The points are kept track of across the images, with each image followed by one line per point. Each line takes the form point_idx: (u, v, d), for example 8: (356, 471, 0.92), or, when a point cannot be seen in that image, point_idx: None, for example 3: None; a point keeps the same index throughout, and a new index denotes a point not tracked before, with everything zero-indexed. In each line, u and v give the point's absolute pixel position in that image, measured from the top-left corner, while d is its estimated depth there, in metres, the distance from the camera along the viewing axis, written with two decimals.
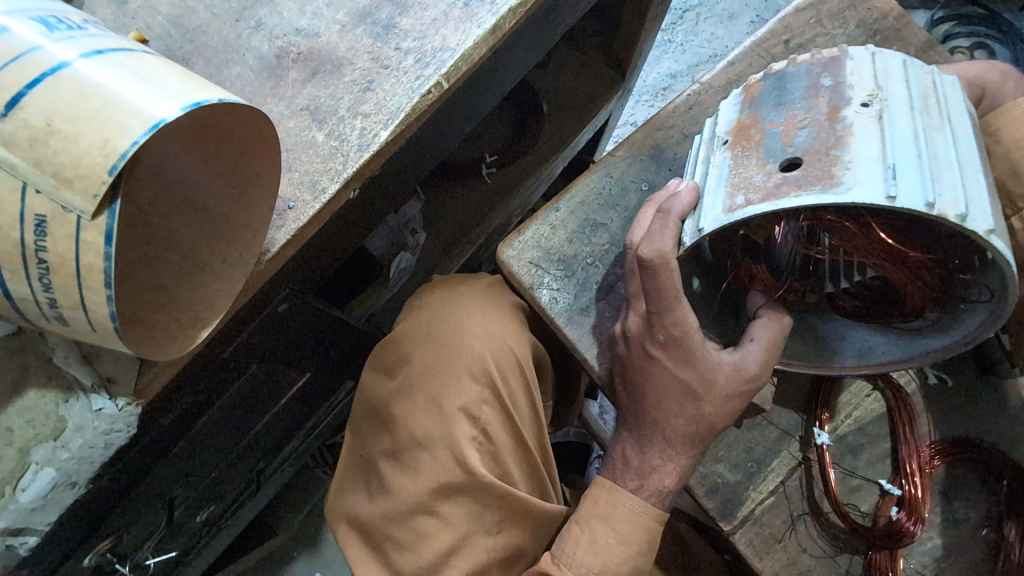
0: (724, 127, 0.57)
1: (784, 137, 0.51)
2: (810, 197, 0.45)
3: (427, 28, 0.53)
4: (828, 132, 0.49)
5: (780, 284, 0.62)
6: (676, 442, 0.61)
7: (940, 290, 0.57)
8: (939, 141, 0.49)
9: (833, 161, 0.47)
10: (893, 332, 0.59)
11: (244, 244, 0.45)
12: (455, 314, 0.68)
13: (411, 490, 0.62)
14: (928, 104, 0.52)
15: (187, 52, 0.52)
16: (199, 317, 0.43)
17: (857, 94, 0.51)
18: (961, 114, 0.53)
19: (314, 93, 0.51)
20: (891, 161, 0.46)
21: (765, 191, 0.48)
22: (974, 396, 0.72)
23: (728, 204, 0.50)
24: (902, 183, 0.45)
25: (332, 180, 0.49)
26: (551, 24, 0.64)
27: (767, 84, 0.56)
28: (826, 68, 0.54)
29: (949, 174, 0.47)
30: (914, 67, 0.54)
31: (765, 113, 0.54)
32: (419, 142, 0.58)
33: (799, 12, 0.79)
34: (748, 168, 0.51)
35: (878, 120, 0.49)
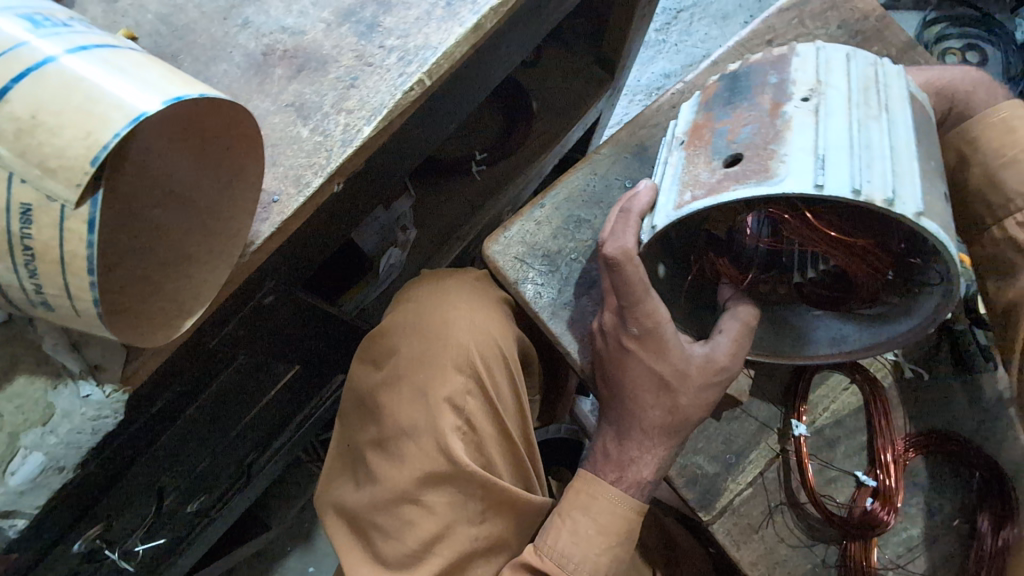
0: (682, 129, 0.59)
1: (730, 134, 0.52)
2: (746, 190, 0.47)
3: (410, 27, 0.54)
4: (768, 127, 0.51)
5: (748, 275, 0.63)
6: (655, 433, 0.62)
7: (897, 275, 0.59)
8: (874, 129, 0.50)
9: (769, 155, 0.49)
10: (860, 319, 0.61)
11: (229, 237, 0.46)
12: (441, 308, 0.69)
13: (397, 479, 0.63)
14: (867, 96, 0.53)
15: (175, 49, 0.53)
16: (183, 308, 0.45)
17: (798, 89, 0.52)
18: (902, 105, 0.54)
19: (299, 89, 0.52)
20: (822, 151, 0.47)
21: (709, 187, 0.50)
22: (951, 391, 0.73)
23: (677, 201, 0.52)
24: (831, 172, 0.46)
25: (316, 174, 0.50)
26: (535, 23, 0.65)
27: (720, 85, 0.58)
28: (773, 67, 0.55)
29: (881, 160, 0.48)
30: (856, 60, 0.55)
31: (716, 113, 0.55)
32: (404, 137, 0.59)
33: (783, 13, 0.81)
34: (698, 166, 0.53)
35: (815, 112, 0.50)
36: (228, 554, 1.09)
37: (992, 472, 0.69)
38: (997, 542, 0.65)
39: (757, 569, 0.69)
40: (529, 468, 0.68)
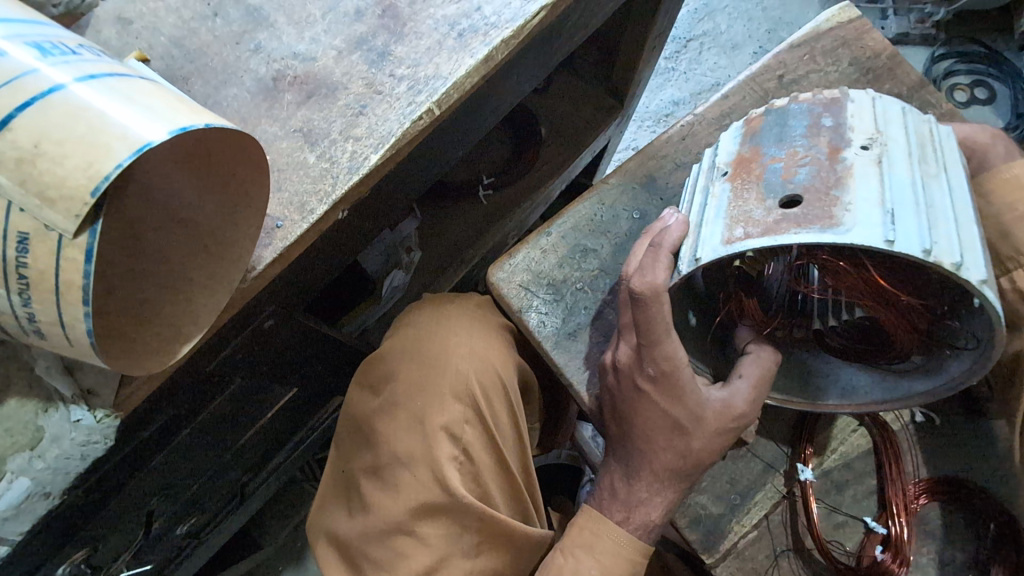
0: (724, 160, 0.57)
1: (784, 173, 0.50)
2: (808, 236, 0.44)
3: (422, 56, 0.54)
4: (828, 171, 0.48)
5: (770, 319, 0.63)
6: (660, 473, 0.60)
7: (928, 334, 0.57)
8: (935, 190, 0.47)
9: (833, 201, 0.45)
10: (879, 372, 0.59)
11: (230, 260, 0.46)
12: (443, 332, 0.68)
13: (391, 508, 0.62)
14: (926, 152, 0.50)
15: (187, 72, 0.53)
16: (181, 331, 0.45)
17: (857, 136, 0.50)
18: (959, 165, 0.51)
19: (307, 116, 0.52)
20: (890, 206, 0.44)
21: (764, 226, 0.47)
22: (964, 436, 0.71)
23: (727, 236, 0.49)
24: (900, 228, 0.43)
25: (321, 201, 0.50)
26: (546, 53, 0.65)
27: (767, 121, 0.56)
28: (827, 109, 0.53)
29: (946, 223, 0.45)
30: (911, 115, 0.53)
31: (766, 149, 0.53)
32: (413, 165, 0.59)
33: (794, 49, 0.83)
34: (748, 202, 0.50)
35: (879, 163, 0.47)
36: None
37: (1010, 525, 0.66)
38: None
39: None
40: (529, 501, 0.66)
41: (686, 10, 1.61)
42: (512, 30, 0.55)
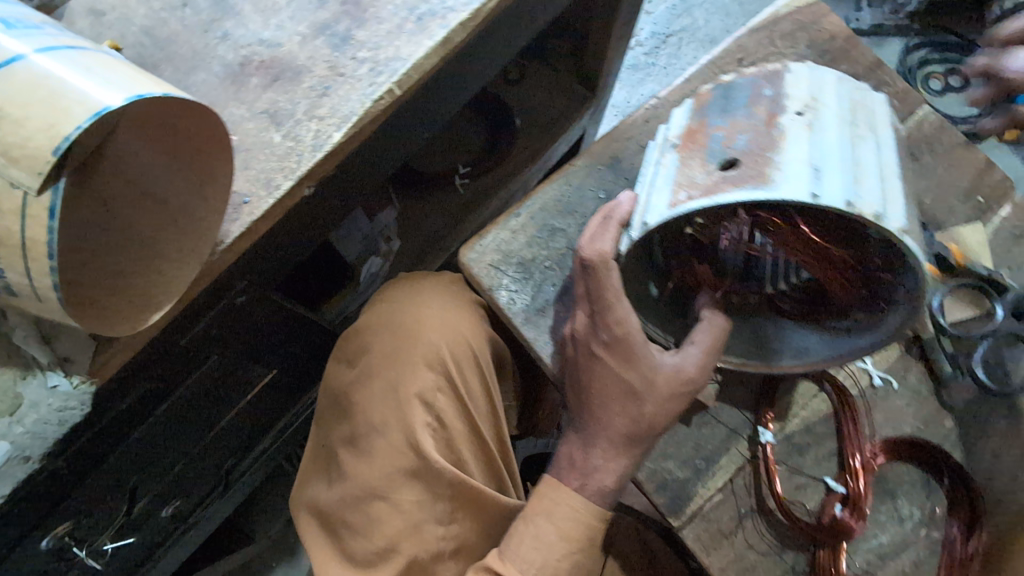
0: (673, 133, 0.60)
1: (725, 140, 0.53)
2: (742, 193, 0.47)
3: (382, 40, 0.57)
4: (764, 135, 0.51)
5: (724, 283, 0.66)
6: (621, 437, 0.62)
7: (868, 290, 0.61)
8: (865, 150, 0.50)
9: (766, 161, 0.48)
10: (826, 332, 0.62)
11: (200, 235, 0.49)
12: (416, 305, 0.70)
13: (366, 475, 0.64)
14: (855, 115, 0.53)
15: (157, 59, 0.56)
16: (152, 300, 0.47)
17: (793, 102, 0.52)
18: (887, 127, 0.54)
19: (273, 98, 0.55)
20: (817, 164, 0.47)
21: (704, 188, 0.49)
22: (917, 399, 0.74)
23: (670, 199, 0.52)
24: (825, 184, 0.46)
25: (286, 177, 0.52)
26: (508, 39, 0.68)
27: (714, 94, 0.59)
28: (768, 80, 0.56)
29: (871, 179, 0.48)
30: (844, 82, 0.56)
31: (711, 120, 0.56)
32: (379, 146, 0.62)
33: (753, 33, 0.86)
34: (692, 168, 0.53)
35: (810, 125, 0.50)
36: (206, 565, 1.09)
37: (961, 481, 0.70)
38: (968, 549, 0.68)
39: None
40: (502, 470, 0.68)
41: (665, 6, 1.64)
42: (469, 13, 0.57)
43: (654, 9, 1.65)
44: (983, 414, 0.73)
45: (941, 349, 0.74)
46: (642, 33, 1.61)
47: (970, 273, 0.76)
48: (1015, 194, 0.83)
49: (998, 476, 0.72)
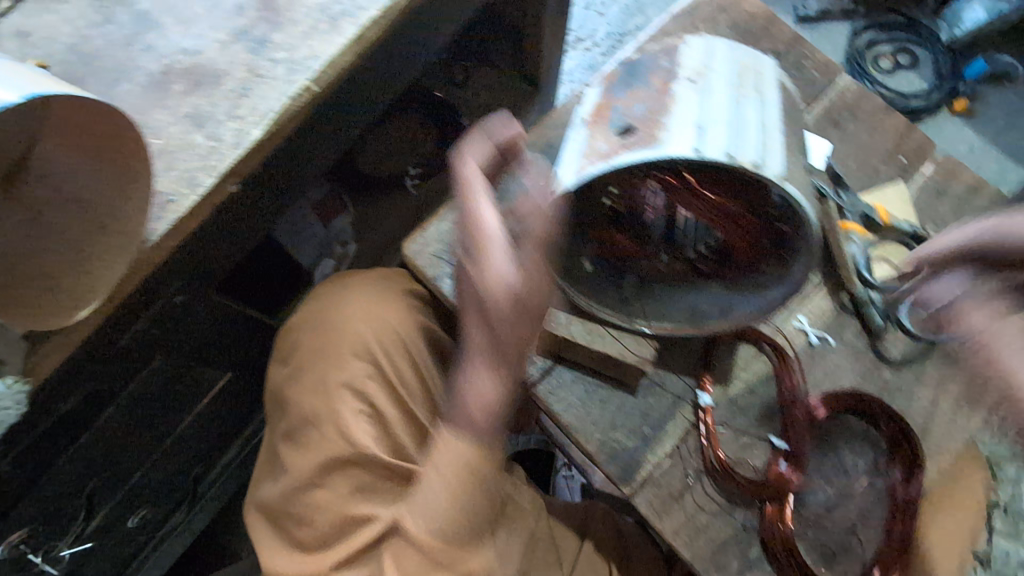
0: (584, 109, 0.63)
1: (625, 110, 0.56)
2: (635, 156, 0.50)
3: (297, 41, 0.59)
4: (658, 103, 0.55)
5: (644, 248, 0.70)
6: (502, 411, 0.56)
7: (771, 243, 0.65)
8: (750, 109, 0.54)
9: (657, 127, 0.52)
10: (743, 288, 0.65)
11: (123, 235, 0.51)
12: (340, 299, 0.72)
13: (303, 466, 0.67)
14: (743, 78, 0.57)
15: (83, 74, 0.58)
16: (79, 299, 0.50)
17: (685, 71, 0.56)
18: (773, 88, 0.59)
19: (195, 102, 0.57)
20: (702, 124, 0.51)
21: (605, 155, 0.53)
22: (854, 354, 0.77)
23: (576, 169, 0.55)
24: (709, 140, 0.50)
25: (208, 174, 0.55)
26: (428, 35, 0.71)
27: (619, 70, 0.62)
28: (663, 53, 0.60)
29: (754, 134, 0.52)
30: (735, 49, 0.60)
31: (614, 93, 0.60)
32: (306, 144, 0.65)
33: (676, 18, 0.90)
34: (596, 138, 0.56)
35: (699, 91, 0.54)
36: None
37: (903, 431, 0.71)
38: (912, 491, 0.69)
39: (680, 537, 0.71)
40: None
41: (619, 7, 1.69)
42: (380, 10, 0.61)
43: (608, 10, 1.69)
44: (915, 364, 0.77)
45: (875, 303, 0.77)
46: (598, 34, 1.65)
47: (895, 230, 0.80)
48: (937, 152, 0.86)
49: (935, 422, 0.75)
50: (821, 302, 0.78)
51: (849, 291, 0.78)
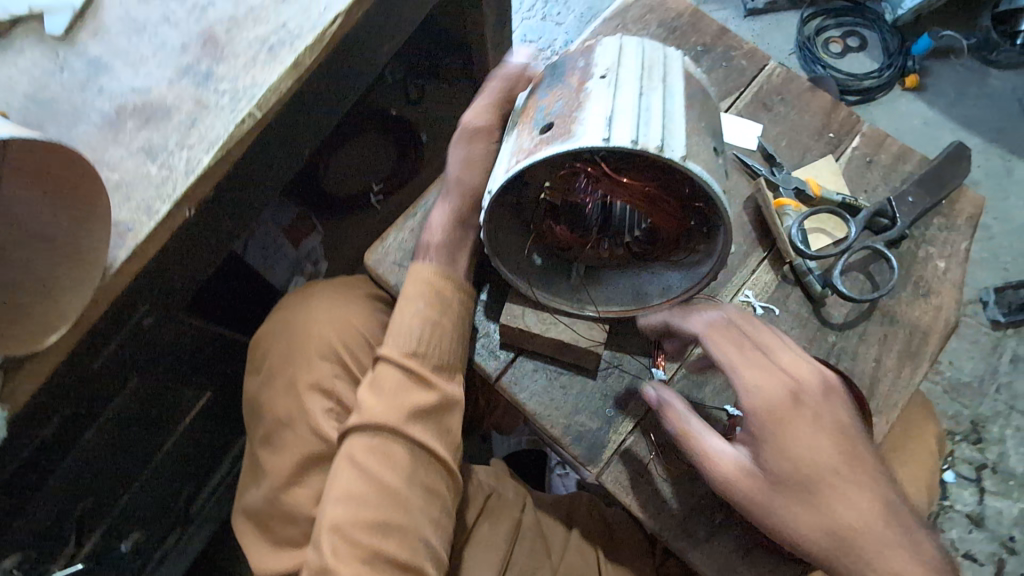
0: (517, 113, 0.69)
1: (547, 109, 0.61)
2: (552, 150, 0.55)
3: (239, 72, 0.64)
4: (574, 99, 0.59)
5: (589, 238, 0.74)
6: (409, 410, 0.70)
7: (699, 221, 0.70)
8: (658, 95, 0.59)
9: (572, 120, 0.57)
10: (680, 267, 0.70)
11: (90, 263, 0.55)
12: (307, 309, 0.80)
13: (281, 467, 0.75)
14: (651, 70, 0.61)
15: (41, 119, 0.62)
16: (49, 326, 0.53)
17: (598, 69, 0.61)
18: (680, 77, 0.63)
19: (148, 136, 0.62)
20: (611, 113, 0.55)
21: (528, 151, 0.58)
22: (799, 321, 0.81)
23: (506, 166, 0.60)
24: (616, 128, 0.54)
25: (164, 202, 0.59)
26: (366, 57, 0.76)
27: (545, 73, 0.67)
28: (582, 54, 0.65)
29: (661, 117, 0.56)
30: (645, 46, 0.65)
31: (539, 95, 0.65)
32: (258, 167, 0.69)
33: (607, 21, 0.95)
34: (524, 137, 0.61)
35: (609, 85, 0.59)
36: None
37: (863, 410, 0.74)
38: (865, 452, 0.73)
39: (647, 508, 0.74)
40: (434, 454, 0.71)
41: (574, 17, 1.76)
42: (313, 37, 0.65)
43: (565, 20, 1.76)
44: (858, 326, 0.81)
45: (813, 272, 0.81)
46: (557, 42, 1.71)
47: (827, 201, 0.84)
48: (863, 125, 0.91)
49: (882, 378, 0.79)
50: (764, 275, 0.82)
51: (788, 263, 0.82)
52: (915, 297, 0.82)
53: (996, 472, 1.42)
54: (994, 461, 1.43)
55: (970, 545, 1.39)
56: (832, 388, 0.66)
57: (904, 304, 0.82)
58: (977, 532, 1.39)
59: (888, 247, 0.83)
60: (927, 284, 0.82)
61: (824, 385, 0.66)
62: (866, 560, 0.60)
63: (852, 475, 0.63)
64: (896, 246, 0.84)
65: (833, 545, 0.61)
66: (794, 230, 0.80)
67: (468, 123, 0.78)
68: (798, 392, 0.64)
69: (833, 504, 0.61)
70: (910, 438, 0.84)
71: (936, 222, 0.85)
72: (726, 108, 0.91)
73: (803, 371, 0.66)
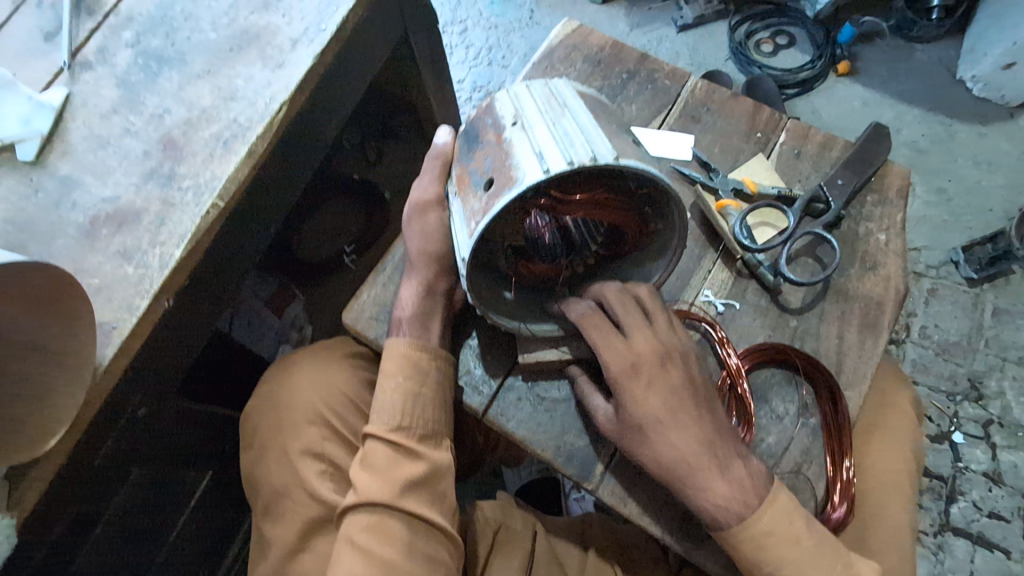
0: (454, 184, 0.74)
1: (481, 170, 0.67)
2: (504, 200, 0.59)
3: (199, 170, 0.70)
4: (499, 152, 0.65)
5: (558, 264, 0.78)
6: (402, 480, 0.73)
7: (652, 207, 0.73)
8: (567, 117, 0.64)
9: (508, 168, 0.61)
10: (655, 249, 0.76)
11: (79, 364, 0.58)
12: (289, 379, 0.85)
13: (288, 536, 0.78)
14: (549, 101, 0.67)
15: (22, 240, 0.67)
16: (46, 429, 0.57)
17: (505, 118, 0.67)
18: (576, 94, 0.69)
19: (122, 240, 0.67)
20: (538, 148, 0.60)
21: (484, 211, 0.62)
22: (760, 310, 0.85)
23: (470, 232, 0.65)
24: (549, 158, 0.59)
25: (143, 298, 0.64)
26: (316, 135, 0.82)
27: (462, 143, 0.74)
28: (484, 112, 0.71)
29: (579, 134, 0.61)
30: (531, 83, 0.71)
31: (467, 163, 0.71)
32: (228, 252, 0.73)
33: (536, 64, 1.02)
34: (472, 202, 0.66)
35: (522, 128, 0.64)
36: None
37: (832, 392, 0.78)
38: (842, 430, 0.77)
39: (646, 516, 0.75)
40: (426, 520, 0.74)
41: (516, 58, 1.87)
42: (262, 128, 0.72)
43: (510, 61, 1.87)
44: (816, 307, 0.85)
45: (763, 262, 0.85)
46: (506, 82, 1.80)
47: (764, 196, 0.90)
48: (786, 121, 0.97)
49: (847, 354, 0.83)
50: (720, 274, 0.87)
51: (740, 258, 0.86)
52: (863, 272, 0.87)
53: (1003, 426, 1.44)
54: (999, 415, 1.45)
55: (993, 503, 1.40)
56: (667, 351, 0.70)
57: (854, 280, 0.86)
58: (997, 489, 1.40)
59: (827, 230, 0.88)
60: (872, 258, 0.87)
61: (658, 351, 0.69)
62: (693, 486, 0.65)
63: (681, 419, 0.67)
64: (837, 227, 0.89)
65: (665, 473, 0.66)
66: (738, 228, 0.85)
67: (418, 199, 0.80)
68: (637, 360, 0.68)
69: (659, 444, 0.66)
70: (888, 408, 0.88)
71: (870, 199, 0.91)
72: (657, 125, 0.98)
73: (640, 342, 0.69)
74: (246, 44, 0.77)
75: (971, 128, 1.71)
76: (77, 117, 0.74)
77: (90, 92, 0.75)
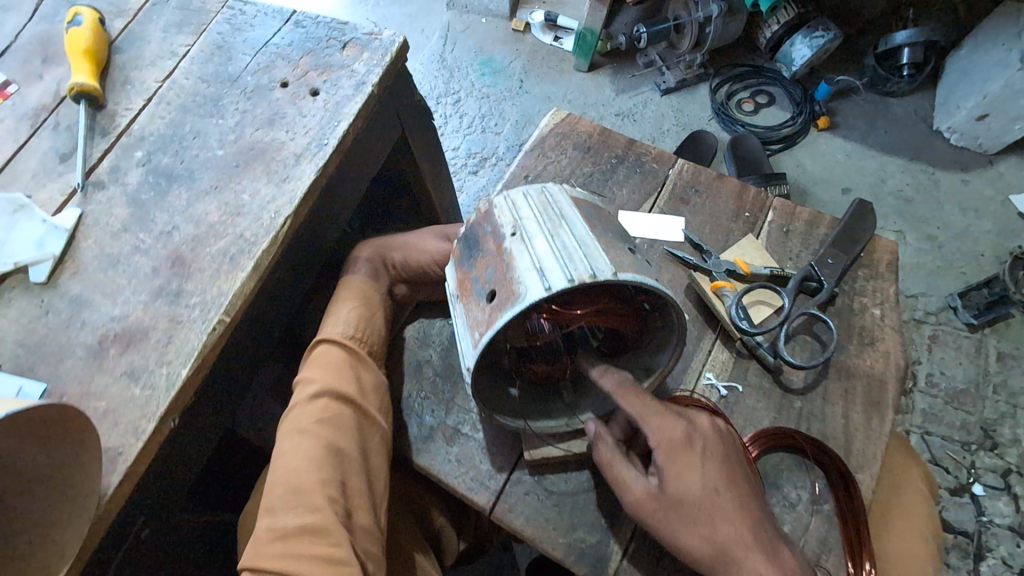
0: (453, 287, 0.75)
1: (482, 279, 0.69)
2: (506, 315, 0.61)
3: (207, 286, 0.72)
4: (500, 263, 0.67)
5: (558, 362, 0.78)
6: (353, 377, 0.75)
7: (649, 305, 0.77)
8: (566, 229, 0.67)
9: (510, 282, 0.64)
10: (658, 345, 0.78)
11: (84, 494, 0.58)
12: None
13: None
14: (546, 211, 0.70)
15: (32, 362, 0.68)
16: (50, 567, 0.56)
17: (505, 228, 0.69)
18: (571, 202, 0.72)
19: (130, 360, 0.68)
20: (539, 263, 0.62)
21: (486, 323, 0.64)
22: (763, 391, 0.85)
23: (473, 342, 0.66)
24: (549, 274, 0.61)
25: (150, 420, 0.64)
26: (318, 238, 0.85)
27: (461, 247, 0.76)
28: (483, 220, 0.73)
29: (577, 249, 0.63)
30: (528, 190, 0.73)
31: (467, 268, 0.73)
32: (233, 360, 0.74)
33: (528, 152, 1.07)
34: (474, 310, 0.68)
35: (521, 240, 0.66)
36: None
37: (842, 478, 0.77)
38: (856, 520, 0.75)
39: None
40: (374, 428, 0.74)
41: (508, 128, 1.94)
42: (268, 241, 0.74)
43: (502, 129, 1.94)
44: (819, 386, 0.85)
45: (762, 345, 0.87)
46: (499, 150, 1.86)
47: (758, 276, 0.92)
48: (772, 199, 1.01)
49: (854, 434, 0.82)
50: (720, 355, 0.88)
51: (739, 340, 0.88)
52: (862, 347, 0.88)
53: None
54: (1018, 464, 1.41)
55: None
56: (691, 437, 0.68)
57: (854, 356, 0.87)
58: None
59: (822, 308, 0.90)
60: (870, 333, 0.88)
61: (685, 431, 0.68)
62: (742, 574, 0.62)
63: (723, 500, 0.65)
64: (832, 304, 0.91)
65: (710, 554, 0.64)
66: (734, 309, 0.86)
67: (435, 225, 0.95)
68: (690, 434, 0.68)
69: (703, 527, 0.64)
70: (901, 489, 0.86)
71: (861, 274, 0.93)
72: (648, 208, 1.01)
73: (671, 421, 0.69)
74: (252, 159, 0.81)
75: (954, 177, 1.76)
76: (89, 236, 0.76)
77: (102, 212, 0.78)
